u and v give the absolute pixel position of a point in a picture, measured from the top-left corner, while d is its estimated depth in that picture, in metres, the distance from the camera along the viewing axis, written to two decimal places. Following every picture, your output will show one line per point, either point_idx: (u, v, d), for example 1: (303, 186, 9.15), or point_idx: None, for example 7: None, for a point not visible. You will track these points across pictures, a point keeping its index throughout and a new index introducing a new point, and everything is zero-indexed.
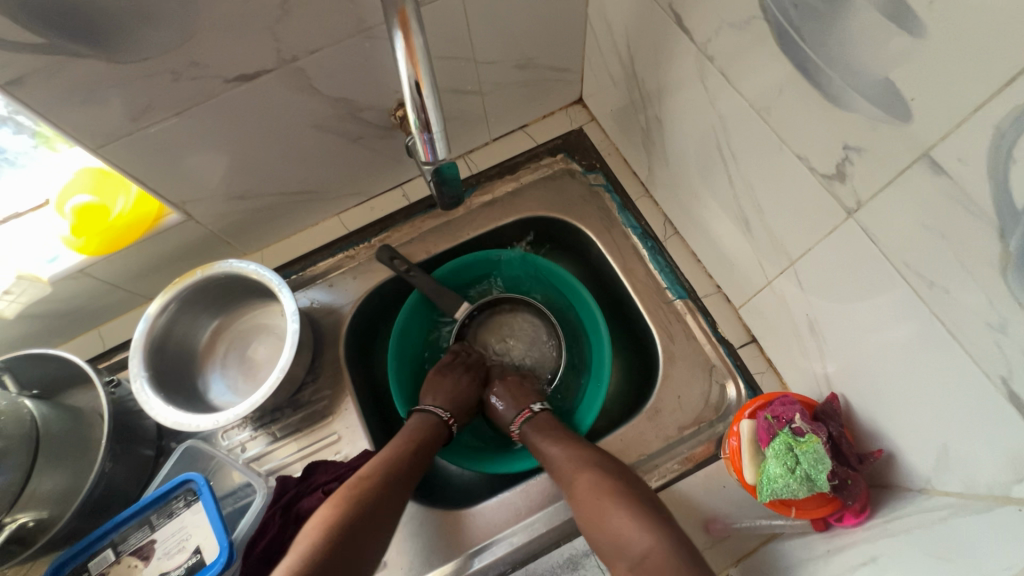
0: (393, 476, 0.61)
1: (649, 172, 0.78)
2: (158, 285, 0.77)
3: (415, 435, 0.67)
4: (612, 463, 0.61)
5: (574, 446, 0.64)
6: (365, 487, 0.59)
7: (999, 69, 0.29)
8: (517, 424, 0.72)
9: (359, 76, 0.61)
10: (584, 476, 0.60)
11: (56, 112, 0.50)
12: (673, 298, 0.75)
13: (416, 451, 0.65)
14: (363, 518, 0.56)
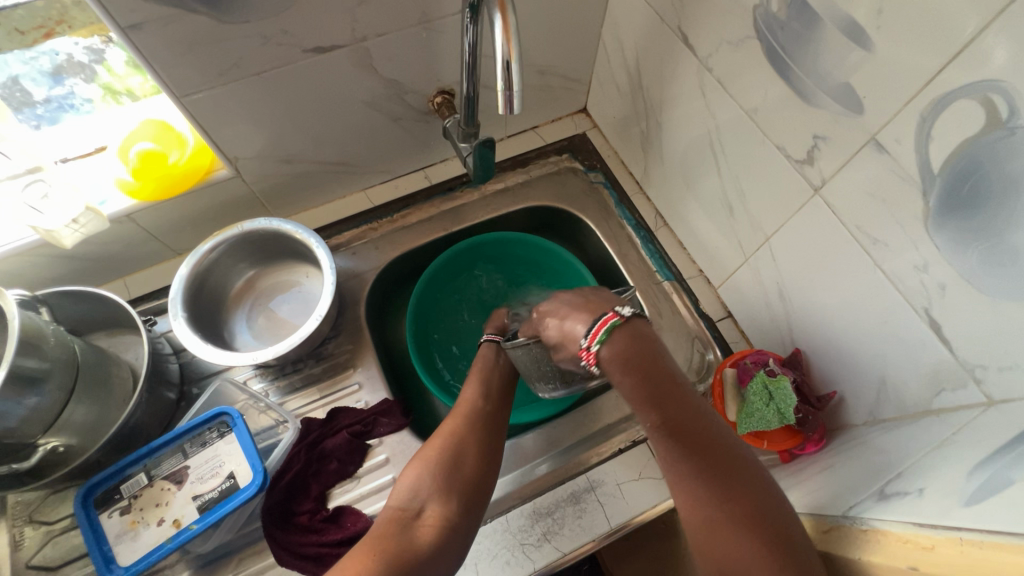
0: (481, 405, 0.65)
1: (645, 171, 0.90)
2: (191, 240, 0.81)
3: (490, 361, 0.70)
4: (716, 442, 0.48)
5: (677, 420, 0.49)
6: (465, 417, 0.63)
7: (922, 73, 0.43)
8: (593, 338, 0.54)
9: (413, 61, 0.71)
10: (689, 466, 0.47)
11: (158, 60, 0.56)
12: (662, 279, 0.87)
13: (492, 375, 0.68)
14: (465, 444, 0.60)
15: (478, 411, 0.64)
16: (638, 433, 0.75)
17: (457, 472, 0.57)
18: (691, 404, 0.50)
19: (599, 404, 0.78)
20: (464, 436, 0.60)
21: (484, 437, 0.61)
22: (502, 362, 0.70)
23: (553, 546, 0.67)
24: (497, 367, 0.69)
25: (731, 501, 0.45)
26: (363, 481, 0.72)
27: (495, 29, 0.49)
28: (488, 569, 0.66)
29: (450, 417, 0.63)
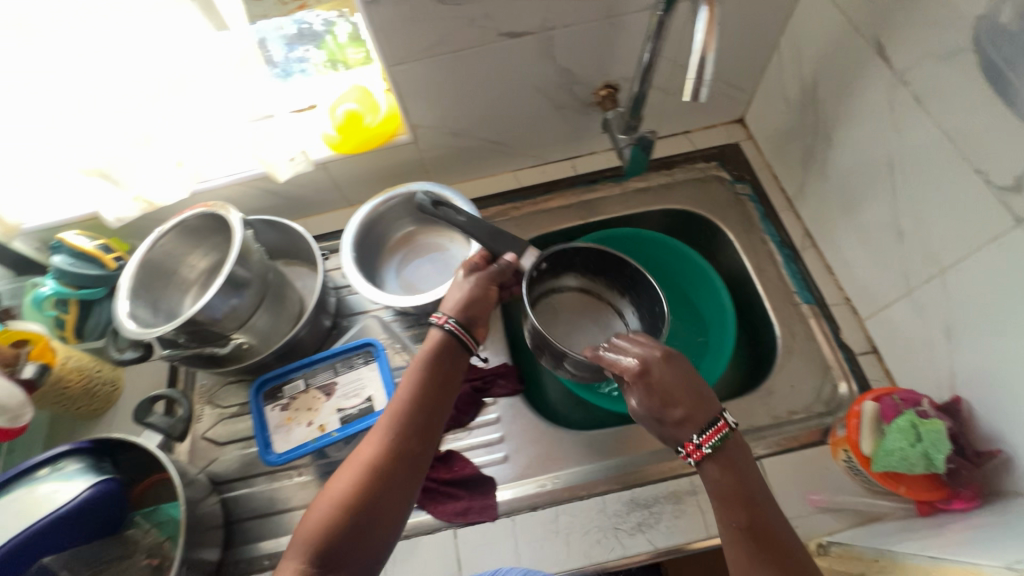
0: (411, 442, 0.56)
1: (800, 187, 0.86)
2: (363, 194, 0.93)
3: (431, 378, 0.60)
4: (790, 553, 0.48)
5: (736, 487, 0.51)
6: (384, 456, 0.55)
7: None
8: (705, 440, 0.52)
9: (590, 52, 0.75)
10: (744, 535, 0.49)
11: (383, 32, 0.66)
12: (801, 301, 0.83)
13: (427, 399, 0.58)
14: (370, 497, 0.52)
15: (399, 451, 0.55)
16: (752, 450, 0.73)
17: (360, 533, 0.51)
18: (751, 476, 0.52)
19: None
20: (369, 485, 0.53)
21: (392, 485, 0.54)
22: (432, 374, 0.60)
23: (646, 538, 0.67)
24: (427, 379, 0.59)
25: None
26: (472, 433, 0.78)
27: (699, 20, 0.47)
28: (578, 543, 0.68)
29: (361, 456, 0.55)
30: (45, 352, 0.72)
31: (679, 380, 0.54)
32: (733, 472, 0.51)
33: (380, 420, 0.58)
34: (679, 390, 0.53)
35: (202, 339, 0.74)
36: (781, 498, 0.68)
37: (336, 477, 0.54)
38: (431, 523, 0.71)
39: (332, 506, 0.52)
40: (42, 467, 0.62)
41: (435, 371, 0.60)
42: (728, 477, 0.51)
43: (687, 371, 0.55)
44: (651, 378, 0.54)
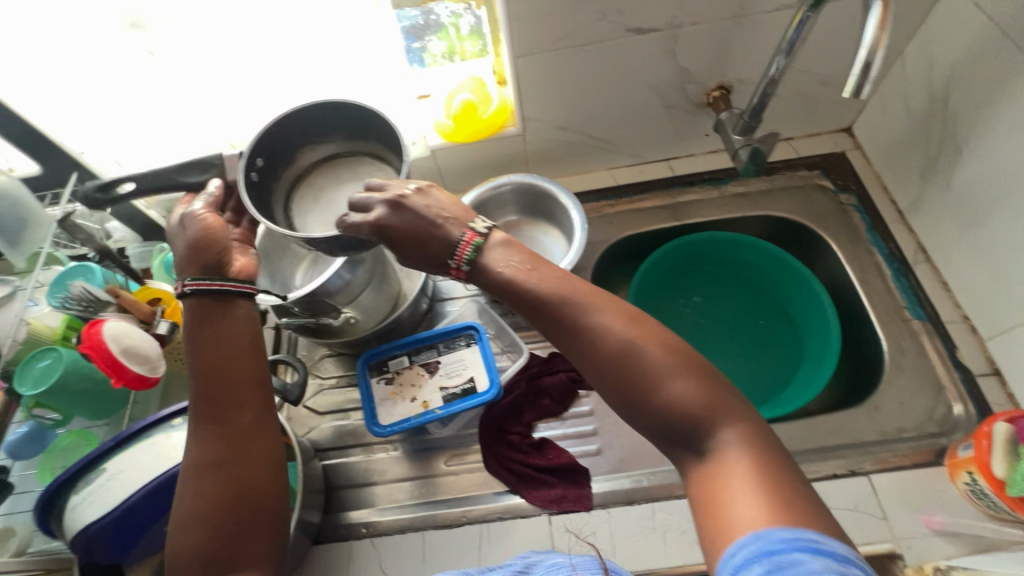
0: (233, 413, 0.50)
1: (915, 199, 0.83)
2: (463, 184, 0.95)
3: (201, 327, 0.52)
4: (692, 369, 0.43)
5: (622, 327, 0.44)
6: (208, 433, 0.49)
7: None
8: (459, 258, 0.50)
9: (711, 52, 0.76)
10: (649, 378, 0.43)
11: (518, 22, 0.68)
12: (911, 316, 0.80)
13: (211, 337, 0.52)
14: (211, 474, 0.48)
15: (219, 444, 0.49)
16: (859, 465, 0.70)
17: (240, 541, 0.46)
18: (607, 306, 0.46)
19: (815, 424, 0.74)
20: (209, 491, 0.47)
21: (223, 460, 0.48)
22: (246, 350, 0.53)
23: None
24: (247, 358, 0.52)
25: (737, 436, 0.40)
26: (566, 423, 0.79)
27: (872, 14, 0.47)
28: (676, 542, 0.67)
29: (193, 460, 0.48)
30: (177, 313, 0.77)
31: (433, 216, 0.51)
32: (587, 316, 0.45)
33: (195, 420, 0.50)
34: (423, 232, 0.51)
35: (314, 310, 0.75)
36: (891, 516, 0.66)
37: (178, 492, 0.48)
38: (525, 508, 0.71)
39: (192, 504, 0.46)
40: (175, 417, 0.64)
41: (217, 332, 0.52)
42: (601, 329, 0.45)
43: (438, 210, 0.52)
44: (403, 221, 0.51)
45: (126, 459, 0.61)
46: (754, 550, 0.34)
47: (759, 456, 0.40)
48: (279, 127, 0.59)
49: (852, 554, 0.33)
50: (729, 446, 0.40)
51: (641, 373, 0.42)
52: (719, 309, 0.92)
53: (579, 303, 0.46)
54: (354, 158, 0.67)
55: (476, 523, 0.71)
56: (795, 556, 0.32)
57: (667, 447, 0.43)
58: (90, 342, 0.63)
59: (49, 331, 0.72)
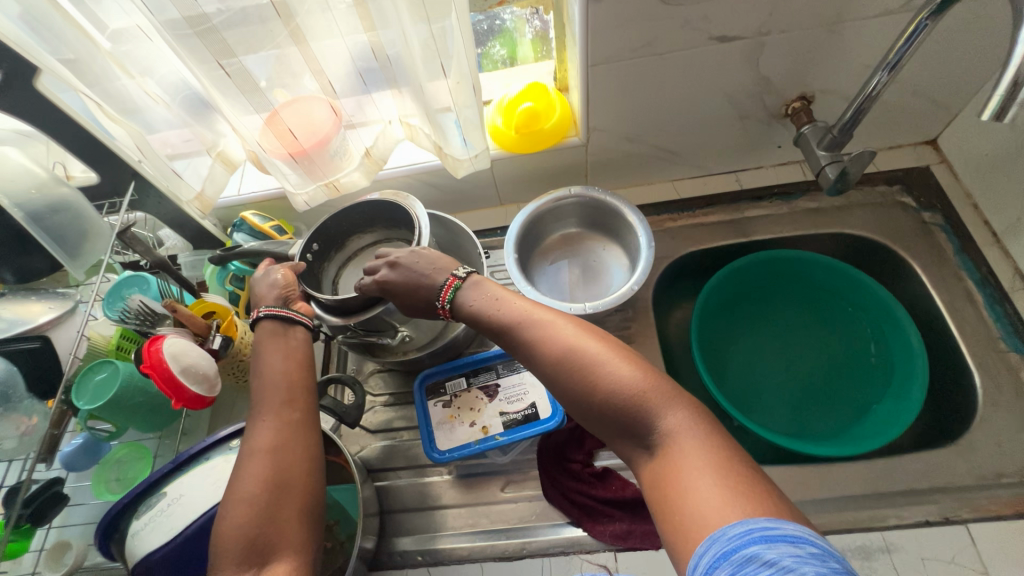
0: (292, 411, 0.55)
1: (1013, 222, 0.77)
2: (518, 194, 0.92)
3: (276, 349, 0.59)
4: (646, 380, 0.45)
5: (571, 348, 0.48)
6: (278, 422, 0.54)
7: None
8: (442, 298, 0.58)
9: (798, 61, 0.70)
10: (598, 394, 0.45)
11: (595, 31, 0.63)
12: (1007, 349, 0.74)
13: (278, 354, 0.59)
14: (272, 453, 0.51)
15: (280, 430, 0.53)
16: (954, 511, 0.65)
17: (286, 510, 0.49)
18: (557, 330, 0.50)
19: (902, 463, 0.69)
20: (265, 470, 0.50)
21: (287, 445, 0.53)
22: (287, 362, 0.58)
23: None
24: (292, 366, 0.58)
25: (690, 444, 0.41)
26: None
27: None
28: None
29: (252, 443, 0.52)
30: (232, 327, 0.75)
31: (425, 270, 0.60)
32: (546, 345, 0.49)
33: (258, 410, 0.55)
34: (415, 286, 0.59)
35: (372, 328, 0.72)
36: (994, 570, 0.61)
37: (237, 474, 0.50)
38: (588, 542, 0.68)
39: (253, 477, 0.49)
40: (232, 439, 0.63)
41: (287, 346, 0.60)
42: (551, 351, 0.48)
43: (430, 265, 0.60)
44: (399, 277, 0.60)
45: (184, 483, 0.59)
46: (714, 554, 0.34)
47: (698, 438, 0.41)
48: (332, 222, 0.78)
49: (806, 532, 0.33)
50: (674, 433, 0.42)
51: (580, 376, 0.46)
52: (789, 329, 0.87)
53: (529, 325, 0.51)
54: (392, 244, 0.84)
55: (536, 556, 0.68)
56: (751, 550, 0.33)
57: (621, 447, 0.46)
58: (151, 361, 0.61)
59: (104, 341, 0.72)
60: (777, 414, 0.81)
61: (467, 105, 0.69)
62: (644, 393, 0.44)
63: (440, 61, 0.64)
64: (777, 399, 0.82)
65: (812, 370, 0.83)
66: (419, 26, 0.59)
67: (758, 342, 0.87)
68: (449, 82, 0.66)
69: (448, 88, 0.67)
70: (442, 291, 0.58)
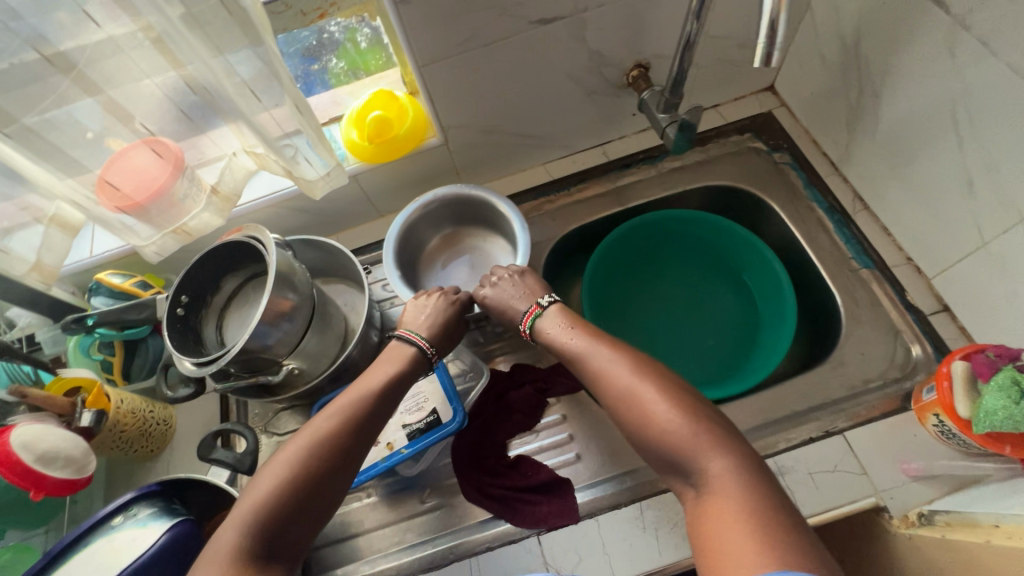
0: (373, 427, 0.57)
1: (845, 150, 0.83)
2: (395, 203, 0.91)
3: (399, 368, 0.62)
4: (697, 422, 0.48)
5: (632, 385, 0.52)
6: (354, 430, 0.55)
7: None
8: (525, 323, 0.67)
9: (623, 33, 0.73)
10: (651, 421, 0.50)
11: (414, 31, 0.63)
12: (859, 266, 0.80)
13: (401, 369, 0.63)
14: (334, 455, 0.52)
15: (348, 436, 0.54)
16: (832, 424, 0.71)
17: (305, 522, 0.50)
18: (628, 364, 0.55)
19: (784, 390, 0.74)
20: (314, 464, 0.51)
21: (350, 457, 0.54)
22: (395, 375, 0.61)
23: None
24: (396, 381, 0.61)
25: (729, 490, 0.44)
26: (540, 435, 0.76)
27: None
28: (669, 537, 0.66)
29: (317, 429, 0.53)
30: (100, 398, 0.69)
31: (514, 296, 0.70)
32: (613, 373, 0.54)
33: (340, 405, 0.56)
34: (504, 307, 0.70)
35: (254, 368, 0.72)
36: (870, 470, 0.66)
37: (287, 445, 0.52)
38: (511, 532, 0.69)
39: (299, 464, 0.50)
40: (114, 517, 0.60)
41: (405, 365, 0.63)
42: (615, 381, 0.54)
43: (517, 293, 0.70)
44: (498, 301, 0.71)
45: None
46: None
47: (743, 486, 0.44)
48: (197, 270, 0.73)
49: None
50: (716, 479, 0.45)
51: (639, 409, 0.51)
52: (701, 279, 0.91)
53: (600, 357, 0.57)
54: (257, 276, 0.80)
55: (464, 557, 0.68)
56: None
57: (661, 471, 0.50)
58: None
59: None
60: (705, 360, 0.84)
61: (308, 123, 0.67)
62: (693, 435, 0.47)
63: (254, 92, 0.62)
64: (703, 348, 0.86)
65: (726, 313, 0.88)
66: (215, 60, 0.58)
67: (666, 303, 0.90)
68: (276, 109, 0.65)
69: (276, 117, 0.65)
70: (524, 318, 0.67)
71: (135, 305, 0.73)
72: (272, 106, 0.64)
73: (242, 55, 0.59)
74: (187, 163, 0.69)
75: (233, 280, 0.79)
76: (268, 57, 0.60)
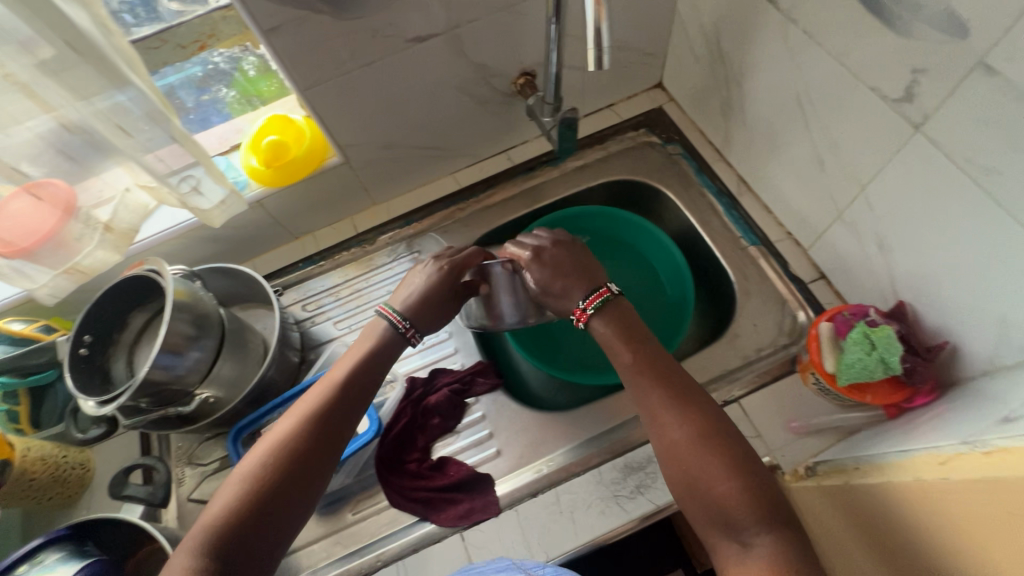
0: (340, 428, 0.59)
1: (726, 138, 0.90)
2: (307, 223, 0.92)
3: (363, 364, 0.63)
4: (756, 480, 0.51)
5: (696, 428, 0.54)
6: (316, 437, 0.57)
7: None
8: (588, 303, 0.66)
9: (500, 45, 0.77)
10: (706, 464, 0.52)
11: (290, 58, 0.66)
12: (747, 244, 0.86)
13: (353, 360, 0.64)
14: (294, 461, 0.55)
15: (307, 442, 0.56)
16: (729, 393, 0.75)
17: (274, 520, 0.52)
18: (711, 409, 0.56)
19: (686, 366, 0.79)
20: (272, 474, 0.53)
21: (313, 461, 0.55)
22: (357, 366, 0.63)
23: (647, 499, 0.69)
24: (358, 375, 0.62)
25: (777, 554, 0.47)
26: (462, 435, 0.79)
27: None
28: (584, 518, 0.69)
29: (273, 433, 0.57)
30: (2, 447, 0.67)
31: (549, 273, 0.70)
32: (670, 406, 0.56)
33: (295, 408, 0.59)
34: (550, 278, 0.70)
35: (165, 400, 0.72)
36: (763, 432, 0.71)
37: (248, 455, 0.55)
38: (436, 532, 0.71)
39: (261, 476, 0.53)
40: (19, 564, 0.59)
41: (365, 357, 0.64)
42: (674, 418, 0.56)
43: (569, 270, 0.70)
44: (540, 269, 0.70)
45: None
46: None
47: (791, 557, 0.46)
48: (96, 308, 0.72)
49: None
50: (767, 546, 0.47)
51: (704, 453, 0.53)
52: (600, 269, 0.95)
53: (659, 390, 0.58)
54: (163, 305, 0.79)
55: (391, 563, 0.70)
56: None
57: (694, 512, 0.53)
58: None
59: None
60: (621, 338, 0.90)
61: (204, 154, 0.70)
62: (754, 497, 0.50)
63: (130, 134, 0.63)
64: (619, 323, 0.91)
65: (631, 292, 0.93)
66: (82, 106, 0.59)
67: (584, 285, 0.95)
68: (163, 150, 0.66)
69: (163, 157, 0.67)
70: (589, 297, 0.66)
71: (36, 349, 0.74)
72: (157, 148, 0.66)
73: (114, 102, 0.60)
74: (81, 203, 0.69)
75: (139, 313, 0.78)
76: (140, 100, 0.61)
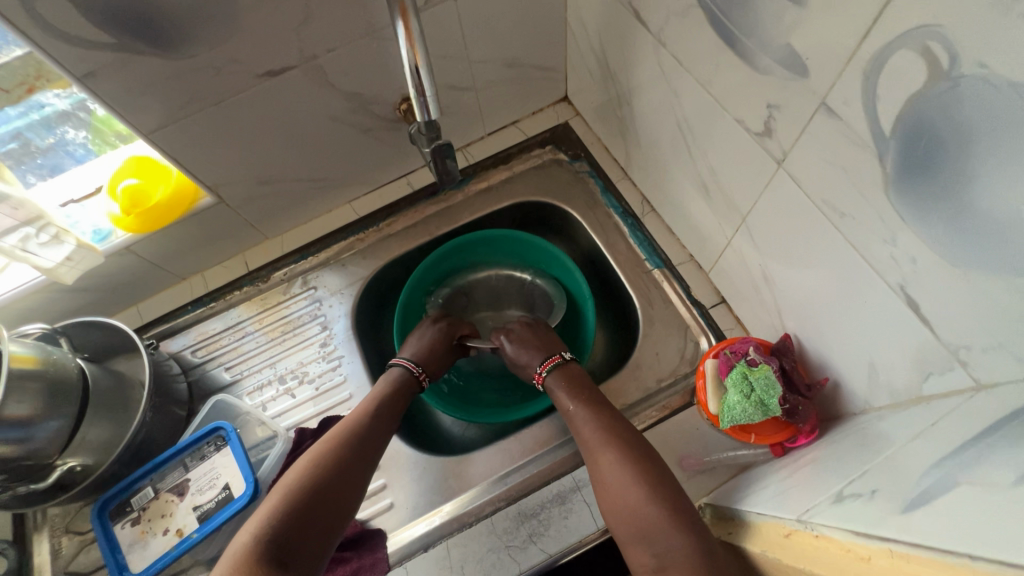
0: (372, 450, 0.65)
1: (627, 156, 0.86)
2: (191, 263, 0.86)
3: (389, 402, 0.71)
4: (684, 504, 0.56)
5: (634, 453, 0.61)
6: (351, 456, 0.63)
7: (858, 13, 0.37)
8: (543, 367, 0.75)
9: (371, 72, 0.72)
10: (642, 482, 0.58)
11: (121, 102, 0.60)
12: (651, 267, 0.83)
13: (392, 402, 0.71)
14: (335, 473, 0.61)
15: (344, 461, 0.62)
16: None
17: (309, 525, 0.57)
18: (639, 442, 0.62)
19: None
20: (316, 480, 0.59)
21: (348, 476, 0.61)
22: (389, 405, 0.70)
23: (538, 548, 0.66)
24: (389, 413, 0.70)
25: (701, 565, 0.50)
26: None
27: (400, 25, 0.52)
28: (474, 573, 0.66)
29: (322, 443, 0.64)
30: None
31: (525, 343, 0.79)
32: (614, 435, 0.63)
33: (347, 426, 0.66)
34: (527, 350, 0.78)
35: (23, 474, 0.67)
36: None
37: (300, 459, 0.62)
38: None
39: (309, 479, 0.59)
40: None
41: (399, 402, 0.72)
42: (611, 446, 0.62)
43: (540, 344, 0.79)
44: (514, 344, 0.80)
45: None
46: None
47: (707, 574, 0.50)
48: None
49: None
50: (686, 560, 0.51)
51: (642, 473, 0.59)
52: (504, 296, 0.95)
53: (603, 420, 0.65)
54: None
55: None
56: None
57: (627, 549, 0.56)
58: None
59: None
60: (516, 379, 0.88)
61: None
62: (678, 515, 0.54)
63: None
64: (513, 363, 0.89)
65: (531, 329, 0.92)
66: None
67: None
68: None
69: None
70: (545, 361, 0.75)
71: None
72: None
73: None
74: None
75: None
76: None
